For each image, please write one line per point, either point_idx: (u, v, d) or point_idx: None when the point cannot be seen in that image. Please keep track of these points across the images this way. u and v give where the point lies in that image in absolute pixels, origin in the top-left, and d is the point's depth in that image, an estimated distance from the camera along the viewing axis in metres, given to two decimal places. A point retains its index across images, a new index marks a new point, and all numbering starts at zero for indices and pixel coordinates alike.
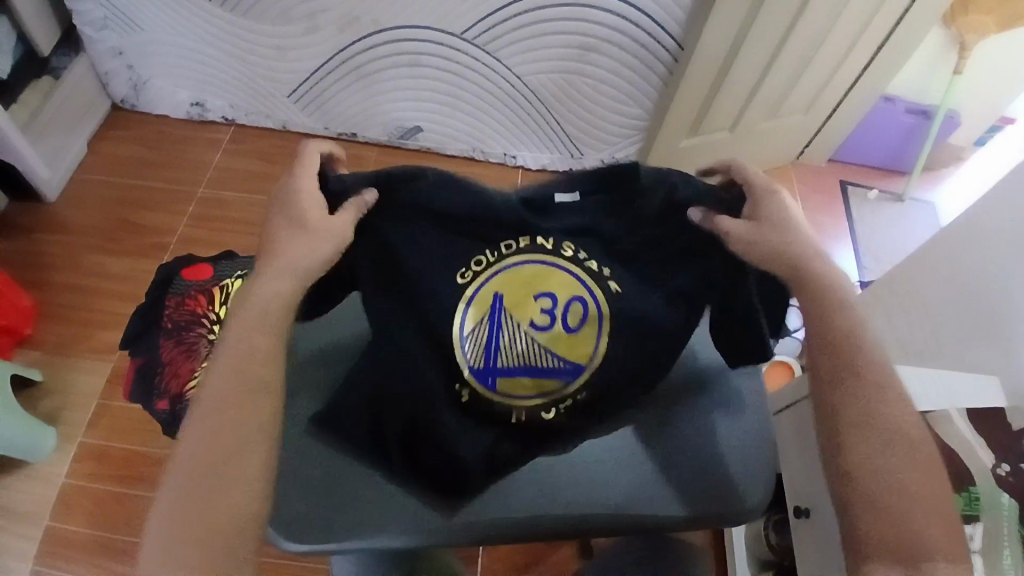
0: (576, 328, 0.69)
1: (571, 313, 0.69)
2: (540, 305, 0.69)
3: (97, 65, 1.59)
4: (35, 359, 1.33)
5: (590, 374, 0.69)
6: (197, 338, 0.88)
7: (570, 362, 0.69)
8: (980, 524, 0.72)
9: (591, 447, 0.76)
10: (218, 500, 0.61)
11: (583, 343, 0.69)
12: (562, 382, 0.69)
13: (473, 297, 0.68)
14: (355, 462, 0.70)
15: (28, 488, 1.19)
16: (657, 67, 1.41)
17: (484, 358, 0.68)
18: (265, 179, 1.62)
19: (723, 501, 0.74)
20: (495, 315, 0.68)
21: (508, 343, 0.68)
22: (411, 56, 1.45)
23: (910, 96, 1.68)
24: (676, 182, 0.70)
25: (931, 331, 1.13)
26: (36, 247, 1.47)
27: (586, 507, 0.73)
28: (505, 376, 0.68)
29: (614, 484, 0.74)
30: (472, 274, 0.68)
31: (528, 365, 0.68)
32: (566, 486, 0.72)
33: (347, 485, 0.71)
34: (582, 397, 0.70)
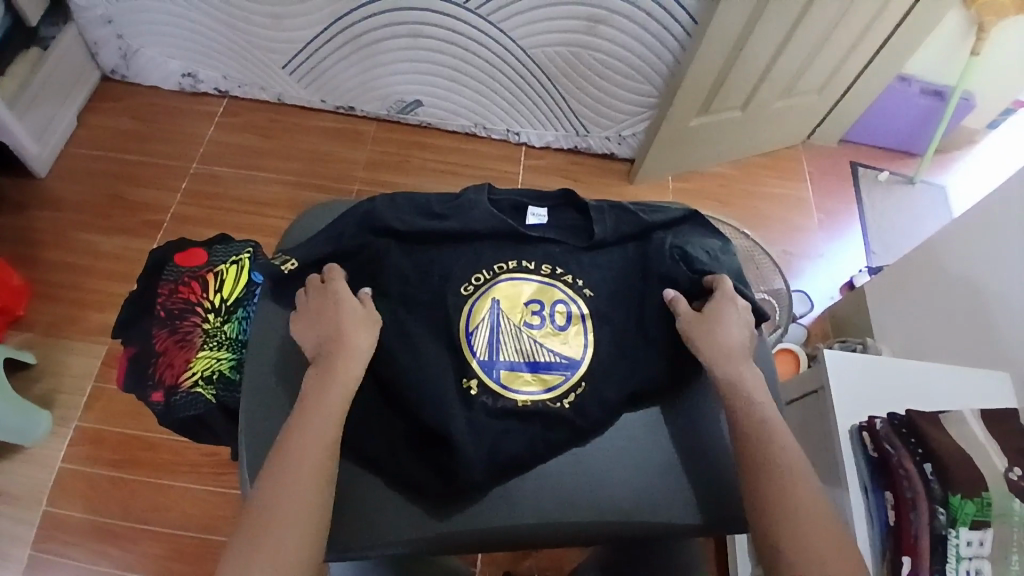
0: (564, 325, 0.75)
1: (558, 314, 0.76)
2: (530, 309, 0.76)
3: (86, 34, 1.53)
4: (28, 339, 1.30)
5: (587, 365, 0.74)
6: (191, 327, 0.85)
7: (565, 356, 0.74)
8: (990, 529, 0.69)
9: (605, 449, 0.72)
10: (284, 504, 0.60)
11: (572, 336, 0.75)
12: (561, 374, 0.73)
13: (473, 307, 0.75)
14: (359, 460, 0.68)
15: (23, 472, 1.18)
16: (669, 42, 1.36)
17: (485, 356, 0.73)
18: (260, 155, 1.57)
19: (742, 511, 0.70)
20: (492, 318, 0.75)
21: (505, 343, 0.74)
22: (413, 26, 1.39)
23: (927, 77, 1.61)
24: (638, 207, 0.83)
25: (941, 324, 1.10)
26: (26, 224, 1.43)
27: (603, 514, 0.69)
28: (507, 370, 0.73)
29: (633, 488, 0.71)
30: (473, 288, 0.76)
31: (527, 361, 0.74)
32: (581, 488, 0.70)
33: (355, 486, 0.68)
34: (582, 392, 0.72)
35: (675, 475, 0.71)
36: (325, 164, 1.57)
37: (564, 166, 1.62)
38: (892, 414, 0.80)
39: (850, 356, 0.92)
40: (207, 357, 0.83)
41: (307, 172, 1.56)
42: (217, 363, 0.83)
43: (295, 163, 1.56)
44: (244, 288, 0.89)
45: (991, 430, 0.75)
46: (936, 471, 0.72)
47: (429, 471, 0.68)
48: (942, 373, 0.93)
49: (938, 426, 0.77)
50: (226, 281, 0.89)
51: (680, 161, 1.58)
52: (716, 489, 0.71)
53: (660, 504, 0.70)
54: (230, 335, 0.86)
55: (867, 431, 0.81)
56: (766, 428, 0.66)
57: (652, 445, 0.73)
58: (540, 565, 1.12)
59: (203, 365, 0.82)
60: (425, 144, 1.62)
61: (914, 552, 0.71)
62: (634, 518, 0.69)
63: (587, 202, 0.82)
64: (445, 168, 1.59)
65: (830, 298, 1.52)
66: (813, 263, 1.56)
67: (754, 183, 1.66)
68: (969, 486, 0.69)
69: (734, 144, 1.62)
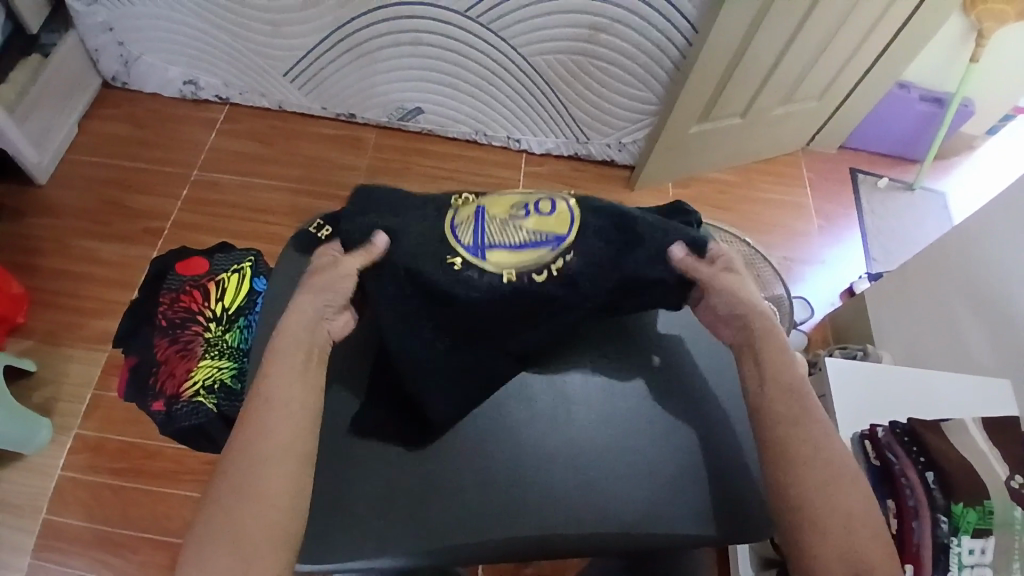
0: (548, 211, 0.73)
1: (540, 206, 0.74)
2: (513, 205, 0.74)
3: (87, 41, 1.54)
4: (28, 347, 1.30)
5: (573, 237, 0.72)
6: (193, 336, 0.85)
7: (556, 236, 0.72)
8: (992, 538, 0.69)
9: (604, 458, 0.71)
10: (257, 486, 0.58)
11: (553, 222, 0.73)
12: (545, 248, 0.71)
13: (456, 211, 0.74)
14: (372, 474, 0.69)
15: (24, 481, 1.17)
16: (669, 50, 1.37)
17: (471, 241, 0.71)
18: (261, 161, 1.57)
19: (752, 523, 0.69)
20: (477, 213, 0.74)
21: (493, 231, 0.72)
22: (413, 34, 1.40)
23: (924, 84, 1.65)
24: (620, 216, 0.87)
25: (942, 330, 1.11)
26: (26, 231, 1.43)
27: (616, 529, 0.68)
28: (497, 251, 0.71)
29: (643, 496, 0.69)
30: (461, 200, 0.76)
31: (515, 242, 0.72)
32: (586, 500, 0.69)
33: (359, 499, 0.68)
34: (570, 259, 0.71)
35: (680, 486, 0.70)
36: (325, 170, 1.57)
37: (564, 172, 1.62)
38: (893, 422, 0.79)
39: (851, 363, 0.92)
40: (208, 366, 0.83)
41: (307, 178, 1.56)
42: (218, 372, 0.82)
43: (296, 169, 1.57)
44: (246, 296, 0.89)
45: (992, 439, 0.75)
46: (939, 481, 0.72)
47: (439, 479, 0.69)
48: (944, 380, 0.93)
49: (939, 434, 0.76)
50: (227, 289, 0.89)
51: (680, 168, 1.59)
52: (722, 500, 0.70)
53: (668, 513, 0.69)
54: (232, 344, 0.86)
55: (869, 439, 0.80)
56: (811, 429, 0.63)
57: (657, 456, 0.72)
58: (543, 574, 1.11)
59: (205, 374, 0.82)
60: (426, 151, 1.62)
61: (916, 563, 0.70)
62: (637, 531, 0.68)
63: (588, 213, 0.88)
64: (447, 174, 1.59)
65: (830, 303, 1.52)
66: (814, 268, 1.57)
67: (754, 189, 1.66)
68: (971, 496, 0.69)
69: (735, 151, 1.62)
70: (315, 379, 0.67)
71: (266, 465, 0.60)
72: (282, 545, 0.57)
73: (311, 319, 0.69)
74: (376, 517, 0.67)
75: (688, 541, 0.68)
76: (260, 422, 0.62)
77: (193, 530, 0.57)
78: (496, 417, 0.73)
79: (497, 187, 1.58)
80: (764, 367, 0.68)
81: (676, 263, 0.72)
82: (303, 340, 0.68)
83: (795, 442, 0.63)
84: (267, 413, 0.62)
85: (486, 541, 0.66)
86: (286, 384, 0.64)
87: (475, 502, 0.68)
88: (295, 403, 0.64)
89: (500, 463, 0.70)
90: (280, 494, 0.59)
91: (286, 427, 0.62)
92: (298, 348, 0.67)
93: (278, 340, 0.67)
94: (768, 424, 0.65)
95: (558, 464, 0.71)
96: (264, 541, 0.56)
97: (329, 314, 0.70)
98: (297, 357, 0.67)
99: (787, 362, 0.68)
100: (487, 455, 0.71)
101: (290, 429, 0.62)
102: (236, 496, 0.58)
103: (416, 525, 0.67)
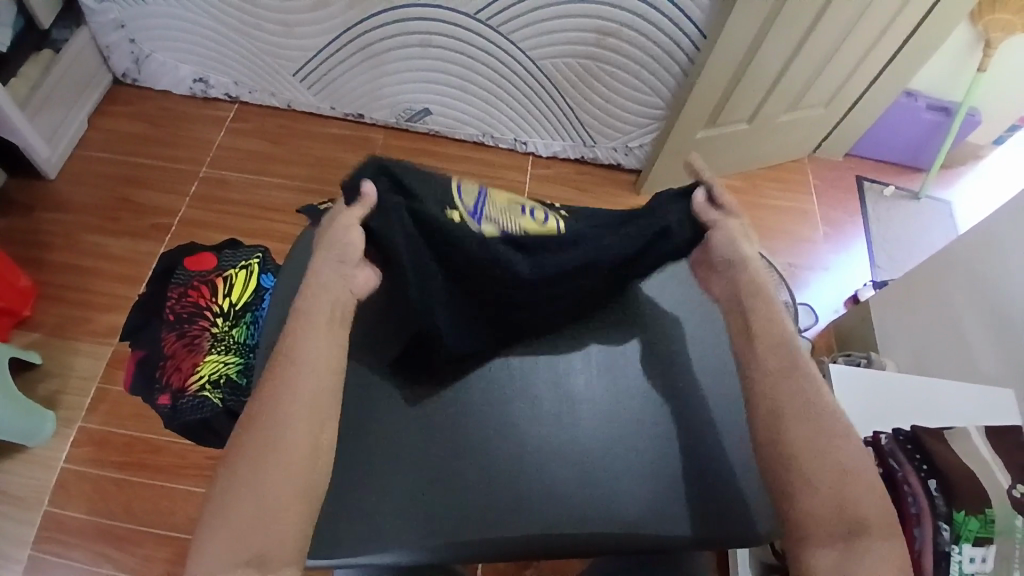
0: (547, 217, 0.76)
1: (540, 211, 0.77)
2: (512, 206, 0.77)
3: (99, 38, 1.55)
4: (35, 340, 1.31)
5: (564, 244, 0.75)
6: (200, 331, 0.86)
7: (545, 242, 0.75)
8: (993, 547, 0.68)
9: (605, 459, 0.71)
10: (279, 446, 0.60)
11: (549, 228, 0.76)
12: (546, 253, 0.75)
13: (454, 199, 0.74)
14: (376, 471, 0.70)
15: (28, 473, 1.18)
16: (677, 55, 1.37)
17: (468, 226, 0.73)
18: (269, 159, 1.58)
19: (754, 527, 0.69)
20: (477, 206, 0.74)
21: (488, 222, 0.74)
22: (423, 35, 1.41)
23: (931, 93, 1.65)
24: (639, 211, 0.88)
25: (947, 339, 1.10)
26: (35, 226, 1.44)
27: (616, 531, 0.68)
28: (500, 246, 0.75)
29: (644, 497, 0.70)
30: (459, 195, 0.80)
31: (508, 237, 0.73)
32: (588, 500, 0.69)
33: (362, 496, 0.68)
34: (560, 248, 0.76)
35: (682, 490, 0.70)
36: (333, 170, 1.58)
37: (570, 175, 1.63)
38: (896, 430, 0.80)
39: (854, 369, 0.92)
40: (215, 361, 0.83)
41: (315, 177, 1.57)
42: (224, 367, 0.83)
43: (303, 168, 1.58)
44: (253, 293, 0.90)
45: (995, 449, 0.75)
46: (942, 489, 0.72)
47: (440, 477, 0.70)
48: (946, 387, 0.93)
49: (942, 441, 0.77)
50: (235, 285, 0.90)
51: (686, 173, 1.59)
52: (726, 502, 0.70)
53: (669, 514, 0.69)
54: (238, 339, 0.87)
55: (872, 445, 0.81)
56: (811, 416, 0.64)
57: (659, 458, 0.72)
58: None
59: (211, 368, 0.82)
60: (433, 152, 1.63)
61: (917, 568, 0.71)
62: (640, 530, 0.68)
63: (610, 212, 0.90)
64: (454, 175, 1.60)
65: (834, 310, 1.52)
66: (818, 275, 1.57)
67: (759, 195, 1.66)
68: (973, 503, 0.69)
69: (740, 157, 1.62)
70: (339, 337, 0.68)
71: (289, 421, 0.61)
72: (302, 501, 0.59)
73: (332, 277, 0.69)
74: (381, 512, 0.68)
75: (690, 544, 0.68)
76: (285, 381, 0.63)
77: (217, 480, 0.59)
78: (502, 418, 0.73)
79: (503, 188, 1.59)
80: (751, 319, 0.70)
81: (696, 206, 0.73)
82: (333, 295, 0.69)
83: (780, 399, 0.65)
84: (291, 372, 0.64)
85: (490, 539, 0.67)
86: (311, 343, 0.65)
87: (475, 500, 0.68)
88: (319, 361, 0.65)
89: (501, 462, 0.71)
90: (300, 450, 0.60)
91: (309, 385, 0.63)
92: (323, 310, 0.68)
93: (307, 292, 0.69)
94: (762, 386, 0.66)
95: (559, 464, 0.71)
96: (285, 497, 0.58)
97: (348, 268, 0.70)
98: (322, 314, 0.67)
99: (775, 322, 0.69)
100: (489, 453, 0.71)
101: (312, 387, 0.63)
102: (257, 451, 0.59)
103: (422, 521, 0.67)
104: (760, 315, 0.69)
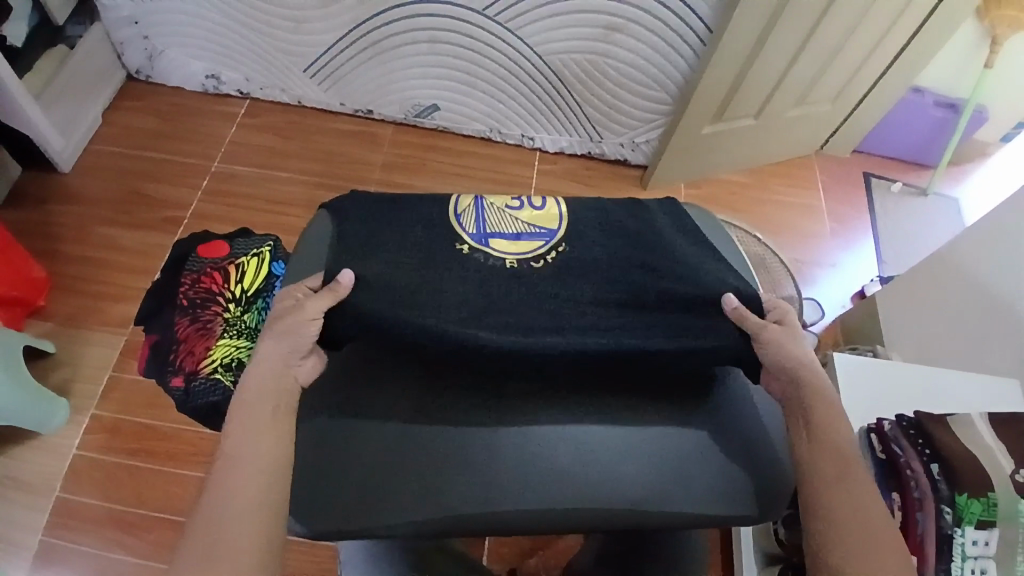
0: (543, 206, 0.81)
1: (534, 201, 0.82)
2: (506, 201, 0.82)
3: (113, 34, 1.58)
4: (48, 329, 1.33)
5: (563, 233, 0.78)
6: (212, 315, 0.88)
7: (546, 230, 0.79)
8: (997, 530, 0.69)
9: (615, 421, 0.68)
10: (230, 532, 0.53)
11: (552, 214, 0.80)
12: (540, 241, 0.77)
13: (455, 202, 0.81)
14: (378, 432, 0.66)
15: (39, 459, 1.20)
16: (684, 50, 1.38)
17: (474, 230, 0.77)
18: (277, 154, 1.60)
19: (775, 490, 0.66)
20: (477, 202, 0.81)
21: (493, 218, 0.79)
22: (431, 31, 1.42)
23: (939, 89, 1.65)
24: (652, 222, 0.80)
25: (953, 331, 1.11)
26: (49, 218, 1.47)
27: (629, 504, 0.64)
28: (496, 238, 0.77)
29: (658, 467, 0.66)
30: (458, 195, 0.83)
31: (512, 232, 0.78)
32: (596, 464, 0.65)
33: (363, 460, 0.65)
34: (564, 249, 0.77)
35: (698, 459, 0.67)
36: (342, 165, 1.60)
37: (577, 170, 1.64)
38: (900, 416, 0.81)
39: (858, 359, 0.96)
40: (227, 345, 0.85)
41: (322, 172, 1.58)
42: (236, 351, 0.84)
43: (311, 162, 1.60)
44: (265, 279, 0.92)
45: (1001, 437, 0.74)
46: (943, 472, 0.73)
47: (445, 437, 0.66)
48: (950, 376, 0.94)
49: (944, 426, 0.77)
50: (247, 272, 0.91)
51: (693, 168, 1.60)
52: (739, 472, 0.67)
53: (683, 486, 0.65)
54: (250, 324, 0.88)
55: (875, 431, 0.83)
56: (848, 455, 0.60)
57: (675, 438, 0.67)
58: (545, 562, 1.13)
59: (223, 353, 0.84)
60: (441, 148, 1.64)
61: (920, 554, 0.73)
62: (644, 508, 0.64)
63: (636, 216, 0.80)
64: (461, 169, 1.61)
65: (842, 306, 1.52)
66: (826, 272, 1.57)
67: (766, 191, 1.67)
68: (975, 487, 0.70)
69: (747, 153, 1.63)
70: (283, 430, 0.61)
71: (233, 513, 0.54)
72: None
73: (274, 366, 0.65)
74: (375, 484, 0.64)
75: (705, 518, 0.65)
76: (233, 464, 0.57)
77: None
78: (508, 391, 0.69)
79: (508, 184, 1.60)
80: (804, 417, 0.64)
81: (729, 308, 0.70)
82: (271, 387, 0.64)
83: (822, 468, 0.60)
84: (237, 455, 0.58)
85: (498, 511, 0.63)
86: (250, 434, 0.59)
87: (481, 466, 0.64)
88: (262, 455, 0.58)
89: (505, 431, 0.66)
90: (245, 546, 0.53)
91: (255, 480, 0.56)
92: (267, 395, 0.63)
93: (241, 391, 0.63)
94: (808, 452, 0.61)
95: (571, 426, 0.67)
96: None
97: (294, 358, 0.67)
98: (262, 405, 0.62)
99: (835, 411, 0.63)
100: (482, 418, 0.67)
101: (259, 481, 0.56)
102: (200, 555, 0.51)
103: (421, 495, 0.63)
104: (810, 410, 0.64)
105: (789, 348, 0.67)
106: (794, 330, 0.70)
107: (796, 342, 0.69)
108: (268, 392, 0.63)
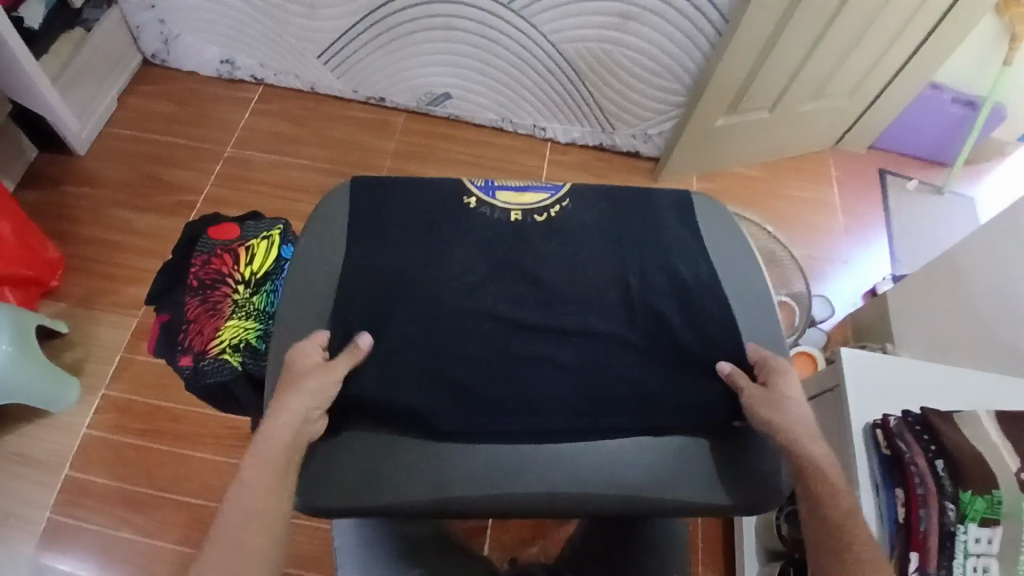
0: None
1: None
2: None
3: (130, 18, 1.59)
4: (62, 309, 1.35)
5: (568, 189, 0.83)
6: (222, 297, 0.89)
7: (551, 186, 0.83)
8: (1000, 528, 0.70)
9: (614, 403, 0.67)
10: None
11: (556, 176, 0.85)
12: (545, 195, 0.82)
13: None
14: (381, 411, 0.66)
15: (51, 436, 1.22)
16: (699, 41, 1.37)
17: (484, 187, 0.82)
18: (289, 140, 1.61)
19: (769, 483, 0.66)
20: None
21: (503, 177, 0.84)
22: (444, 19, 1.42)
23: (957, 86, 1.62)
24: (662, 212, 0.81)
25: (965, 331, 1.09)
26: (64, 200, 1.49)
27: (624, 489, 0.64)
28: (503, 193, 0.81)
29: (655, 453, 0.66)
30: None
31: (519, 187, 0.82)
32: (594, 448, 0.66)
33: (368, 440, 0.66)
34: (566, 204, 0.81)
35: (694, 446, 0.67)
36: (354, 152, 1.61)
37: (588, 161, 1.64)
38: (905, 412, 0.80)
39: (866, 354, 0.94)
40: (235, 327, 0.86)
41: (334, 159, 1.59)
42: (244, 332, 0.86)
43: (323, 149, 1.60)
44: (273, 263, 0.93)
45: (1006, 433, 0.75)
46: (949, 470, 0.73)
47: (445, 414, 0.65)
48: (961, 375, 0.93)
49: (951, 424, 0.77)
50: (256, 255, 0.92)
51: (704, 162, 1.60)
52: (733, 461, 0.67)
53: (681, 472, 0.65)
54: (258, 306, 0.89)
55: (880, 427, 0.81)
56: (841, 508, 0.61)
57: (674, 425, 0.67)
58: (546, 550, 1.14)
59: (232, 333, 0.85)
60: (452, 137, 1.64)
61: (923, 550, 0.72)
62: (641, 494, 0.64)
63: (648, 209, 0.81)
64: (472, 158, 1.61)
65: (853, 304, 1.51)
66: (837, 269, 1.55)
67: (777, 186, 1.65)
68: (980, 484, 0.71)
69: (759, 147, 1.62)
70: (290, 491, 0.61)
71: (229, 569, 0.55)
72: None
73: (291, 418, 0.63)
74: (377, 463, 0.65)
75: (698, 507, 0.64)
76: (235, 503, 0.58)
77: None
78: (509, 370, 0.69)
79: (518, 174, 1.60)
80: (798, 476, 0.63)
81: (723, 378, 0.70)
82: (287, 442, 0.62)
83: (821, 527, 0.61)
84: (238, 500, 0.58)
85: (502, 492, 0.63)
86: (259, 492, 0.58)
87: (485, 448, 0.65)
88: (265, 514, 0.58)
89: (504, 412, 0.66)
90: None
91: (258, 541, 0.57)
92: (283, 445, 0.62)
93: (255, 446, 0.61)
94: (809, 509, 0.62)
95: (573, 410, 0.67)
96: None
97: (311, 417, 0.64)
98: (275, 462, 0.60)
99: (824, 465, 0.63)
100: (489, 400, 0.67)
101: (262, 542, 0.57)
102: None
103: (420, 475, 0.64)
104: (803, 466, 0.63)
105: (776, 411, 0.66)
106: (780, 393, 0.67)
107: (781, 407, 0.66)
108: (284, 441, 0.62)
